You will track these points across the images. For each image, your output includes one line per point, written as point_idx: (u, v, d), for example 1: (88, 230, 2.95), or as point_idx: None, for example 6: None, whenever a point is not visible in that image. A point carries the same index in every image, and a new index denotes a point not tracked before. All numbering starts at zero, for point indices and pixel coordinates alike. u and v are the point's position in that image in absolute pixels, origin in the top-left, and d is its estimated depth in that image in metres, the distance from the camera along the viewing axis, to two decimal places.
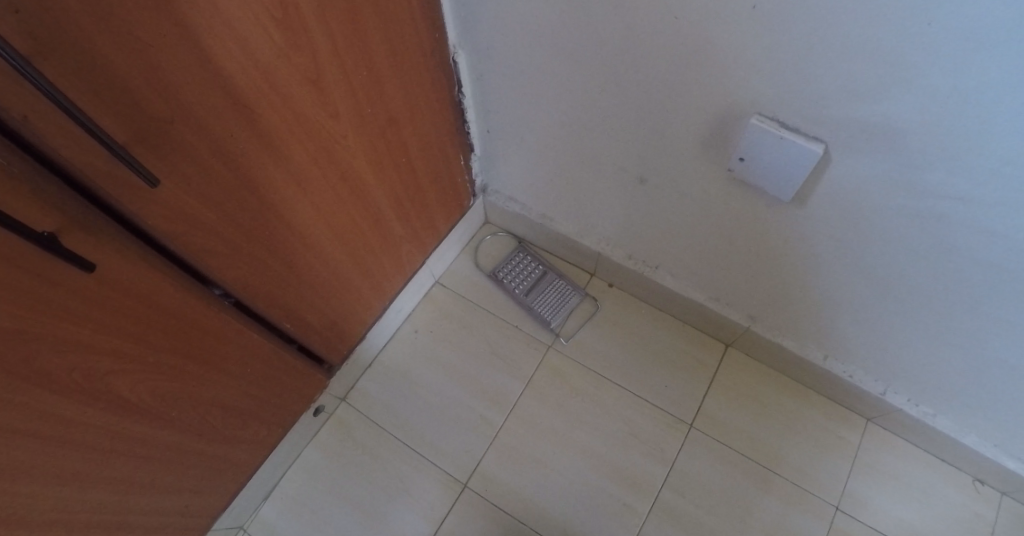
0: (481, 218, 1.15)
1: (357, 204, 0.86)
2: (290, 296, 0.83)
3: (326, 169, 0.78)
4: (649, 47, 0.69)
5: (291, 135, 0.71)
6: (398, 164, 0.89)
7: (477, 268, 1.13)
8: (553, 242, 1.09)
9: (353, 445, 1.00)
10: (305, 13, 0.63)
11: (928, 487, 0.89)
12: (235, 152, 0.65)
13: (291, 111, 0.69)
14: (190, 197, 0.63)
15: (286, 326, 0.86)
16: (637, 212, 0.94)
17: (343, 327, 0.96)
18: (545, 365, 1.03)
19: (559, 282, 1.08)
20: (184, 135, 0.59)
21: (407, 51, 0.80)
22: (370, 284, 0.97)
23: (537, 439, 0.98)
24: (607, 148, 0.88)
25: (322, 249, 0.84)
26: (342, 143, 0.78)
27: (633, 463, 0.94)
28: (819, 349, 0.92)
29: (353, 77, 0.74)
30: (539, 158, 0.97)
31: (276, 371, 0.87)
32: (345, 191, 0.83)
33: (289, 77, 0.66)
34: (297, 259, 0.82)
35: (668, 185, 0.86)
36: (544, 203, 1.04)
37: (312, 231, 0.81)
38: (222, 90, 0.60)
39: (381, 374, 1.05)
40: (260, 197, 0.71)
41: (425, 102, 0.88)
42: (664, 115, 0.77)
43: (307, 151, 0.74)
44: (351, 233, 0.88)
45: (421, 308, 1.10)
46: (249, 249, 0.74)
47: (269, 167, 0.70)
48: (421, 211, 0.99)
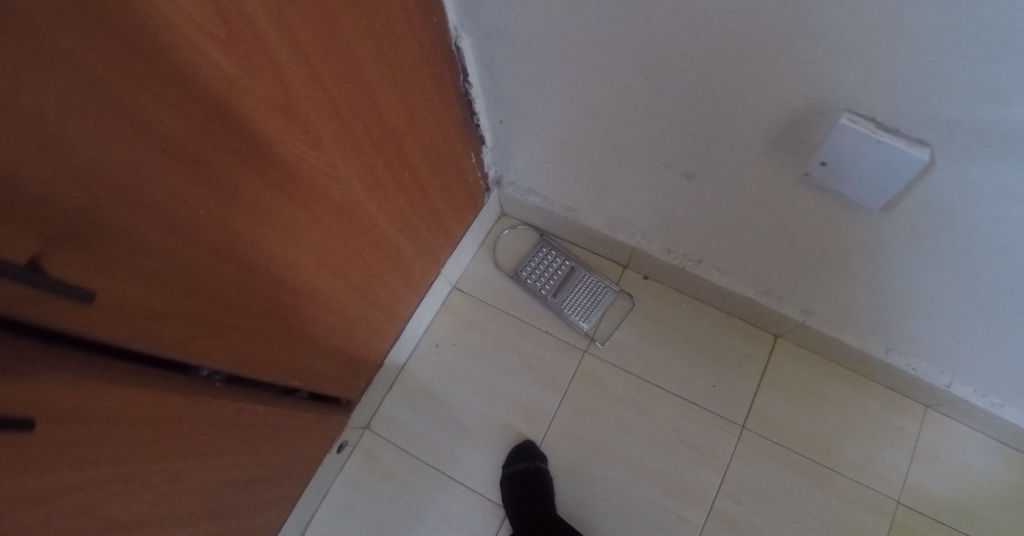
0: (497, 211, 1.02)
1: (359, 237, 0.73)
2: (298, 352, 0.73)
3: (318, 209, 0.64)
4: (710, 33, 0.54)
5: (276, 187, 0.57)
6: (403, 182, 0.75)
7: (498, 269, 1.02)
8: (580, 235, 0.98)
9: (385, 476, 0.95)
10: (263, 35, 0.47)
11: (988, 473, 0.84)
12: (209, 226, 0.52)
13: (271, 160, 0.55)
14: (162, 290, 0.51)
15: (292, 381, 0.75)
16: (681, 206, 0.82)
17: (358, 362, 0.86)
18: (581, 373, 0.96)
19: (589, 279, 0.99)
20: (142, 226, 0.46)
21: (398, 48, 0.63)
22: (382, 312, 0.86)
23: (581, 454, 0.92)
24: (647, 143, 0.74)
25: (328, 295, 0.73)
26: (332, 174, 0.63)
27: (682, 473, 0.89)
28: (881, 343, 0.84)
29: (337, 98, 0.59)
30: (565, 150, 0.83)
31: (288, 429, 0.77)
32: (344, 227, 0.70)
33: (258, 120, 0.51)
34: (296, 313, 0.70)
35: (721, 182, 0.74)
36: (569, 196, 0.92)
37: (311, 279, 0.69)
38: (180, 160, 0.46)
39: (405, 396, 0.99)
40: (248, 263, 0.59)
41: (425, 104, 0.72)
42: (718, 108, 0.63)
43: (297, 200, 0.61)
44: (359, 270, 0.76)
45: (440, 318, 1.01)
46: (234, 320, 0.62)
47: (254, 229, 0.57)
48: (429, 222, 0.85)
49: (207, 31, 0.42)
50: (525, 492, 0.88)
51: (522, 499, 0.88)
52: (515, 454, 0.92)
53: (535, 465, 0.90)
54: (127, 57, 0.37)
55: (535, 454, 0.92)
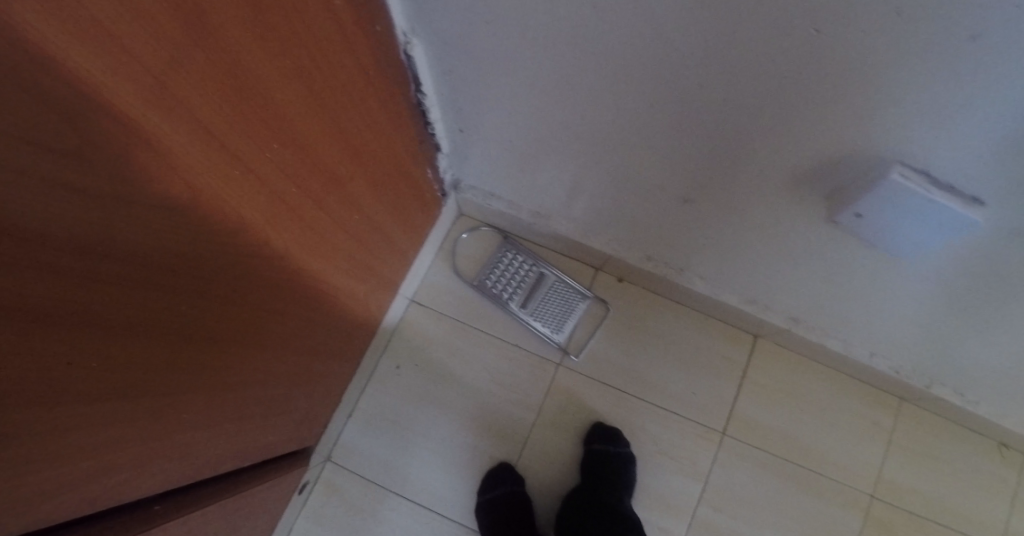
0: (453, 213, 0.91)
1: (318, 302, 0.59)
2: (264, 430, 0.61)
3: (282, 280, 0.50)
4: (757, 62, 0.43)
5: (231, 296, 0.43)
6: (357, 228, 0.61)
7: (459, 277, 0.92)
8: (549, 239, 0.89)
9: (350, 512, 0.85)
10: (190, 140, 0.32)
11: (952, 460, 0.89)
12: (153, 373, 0.38)
13: (222, 272, 0.40)
14: (104, 463, 0.38)
15: (257, 455, 0.62)
16: (673, 220, 0.72)
17: (314, 416, 0.74)
18: (557, 388, 0.89)
19: (560, 286, 0.91)
20: (70, 401, 0.32)
21: (347, 88, 0.47)
22: (340, 360, 0.74)
23: (564, 473, 0.87)
24: (645, 162, 0.63)
25: (294, 361, 0.60)
26: (292, 246, 0.49)
27: (668, 485, 0.87)
28: (865, 348, 0.82)
29: (289, 176, 0.44)
30: (540, 162, 0.71)
31: (255, 504, 0.65)
32: (304, 298, 0.56)
33: (200, 238, 0.36)
34: (264, 393, 0.56)
35: (723, 206, 0.65)
36: (538, 202, 0.81)
37: (277, 357, 0.55)
38: (97, 322, 0.31)
39: (367, 424, 0.87)
40: (209, 388, 0.46)
41: (382, 128, 0.57)
42: (742, 131, 0.52)
43: (253, 303, 0.46)
44: (316, 335, 0.63)
45: (399, 336, 0.90)
46: (206, 425, 0.48)
47: (210, 352, 0.43)
48: (384, 248, 0.71)
49: (106, 157, 0.27)
50: (504, 518, 0.82)
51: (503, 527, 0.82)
52: (491, 478, 0.85)
53: (514, 489, 0.84)
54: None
55: (513, 477, 0.85)
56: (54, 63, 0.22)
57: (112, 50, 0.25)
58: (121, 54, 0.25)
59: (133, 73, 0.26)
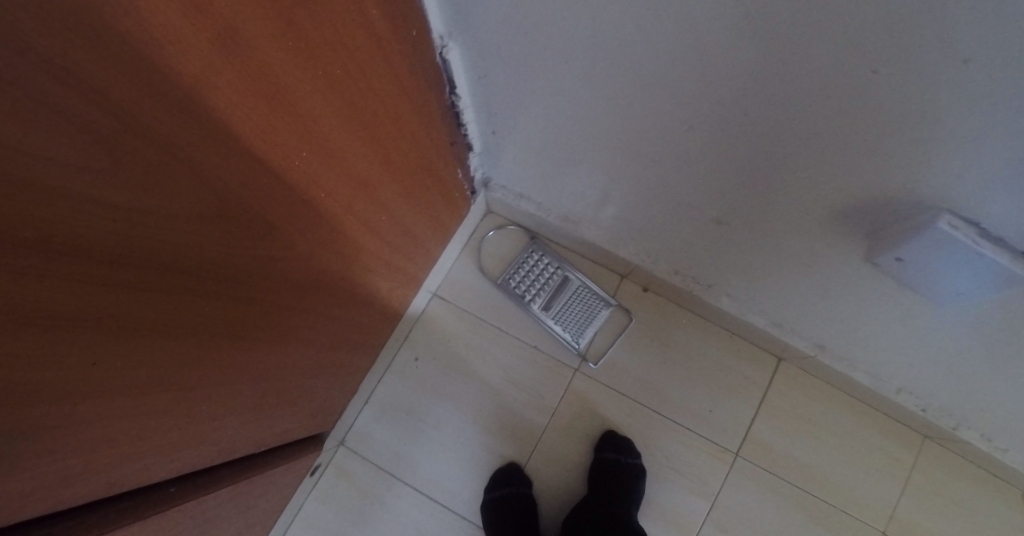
0: (482, 210, 0.91)
1: (342, 298, 0.60)
2: (284, 418, 0.63)
3: (310, 278, 0.51)
4: (802, 96, 0.41)
5: (255, 297, 0.43)
6: (384, 229, 0.62)
7: (483, 275, 0.92)
8: (576, 243, 0.88)
9: (359, 496, 0.88)
10: (222, 155, 0.32)
11: (973, 506, 0.86)
12: (179, 370, 0.39)
13: (246, 275, 0.41)
14: (127, 451, 0.39)
15: (274, 440, 0.64)
16: (703, 239, 0.71)
17: (331, 404, 0.76)
18: (572, 393, 0.89)
19: (583, 291, 0.90)
20: (124, 381, 0.34)
21: (380, 95, 0.47)
22: (360, 352, 0.75)
23: (571, 478, 0.87)
24: (679, 180, 0.62)
25: (316, 354, 0.62)
26: (319, 247, 0.49)
27: (676, 502, 0.86)
28: (890, 383, 0.79)
29: (321, 181, 0.45)
30: (572, 169, 0.71)
31: (270, 484, 0.67)
32: (330, 295, 0.57)
33: (226, 245, 0.37)
34: (287, 383, 0.58)
35: (757, 232, 0.63)
36: (567, 207, 0.80)
37: (300, 350, 0.57)
38: (122, 324, 0.32)
39: (382, 412, 0.89)
40: (231, 382, 0.47)
41: (415, 133, 0.57)
42: (782, 161, 0.50)
43: (276, 303, 0.47)
44: (338, 331, 0.64)
45: (419, 328, 0.92)
46: (237, 409, 0.50)
47: (232, 349, 0.44)
48: (409, 245, 0.72)
49: (138, 175, 0.27)
50: (509, 519, 0.83)
51: (507, 526, 0.83)
52: (499, 477, 0.86)
53: (520, 491, 0.85)
54: (7, 254, 0.22)
55: (521, 479, 0.86)
56: (114, 83, 0.23)
57: (172, 70, 0.26)
58: (158, 77, 0.26)
59: (169, 95, 0.27)
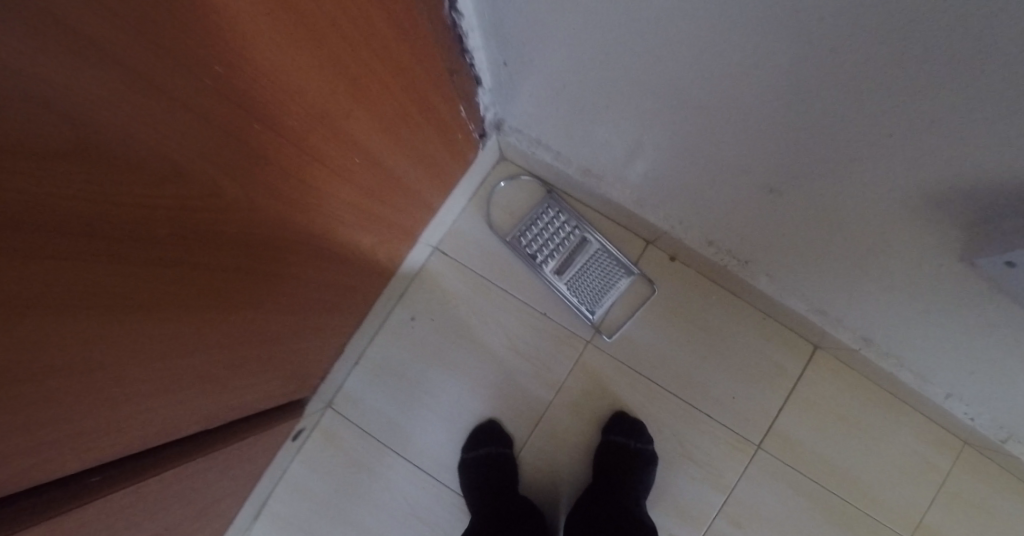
0: (494, 156, 0.81)
1: (314, 255, 0.52)
2: (255, 389, 0.57)
3: (272, 238, 0.43)
4: (909, 42, 0.30)
5: (222, 266, 0.39)
6: (363, 178, 0.53)
7: (491, 231, 0.83)
8: (597, 201, 0.78)
9: (348, 461, 0.84)
10: (160, 114, 0.26)
11: (1013, 521, 0.79)
12: (134, 345, 0.35)
13: (208, 245, 0.36)
14: (60, 430, 0.34)
15: (243, 411, 0.58)
16: (744, 213, 0.60)
17: (312, 365, 0.70)
18: (580, 367, 0.81)
19: (602, 256, 0.80)
20: (42, 360, 0.29)
21: (356, 11, 0.37)
22: (342, 312, 0.68)
23: (573, 459, 0.81)
24: (724, 142, 0.51)
25: (289, 323, 0.55)
26: (279, 201, 0.41)
27: (686, 492, 0.80)
28: (941, 388, 0.71)
29: (280, 125, 0.36)
30: (596, 117, 0.60)
31: (241, 452, 0.62)
32: (299, 252, 0.49)
33: (177, 213, 0.31)
34: (257, 354, 0.52)
35: (814, 208, 0.52)
36: (589, 159, 0.69)
37: (267, 318, 0.50)
38: (19, 308, 0.25)
39: (373, 374, 0.84)
40: (203, 354, 0.43)
41: (404, 63, 0.47)
42: (858, 127, 0.39)
43: (247, 271, 0.42)
44: (311, 293, 0.57)
45: (417, 285, 0.84)
46: (197, 382, 0.45)
47: (200, 322, 0.40)
48: (400, 196, 0.63)
49: (34, 144, 0.21)
50: (488, 484, 0.78)
51: (488, 494, 0.78)
52: (476, 437, 0.80)
53: (499, 451, 0.79)
54: None
55: (500, 439, 0.80)
56: None
57: None
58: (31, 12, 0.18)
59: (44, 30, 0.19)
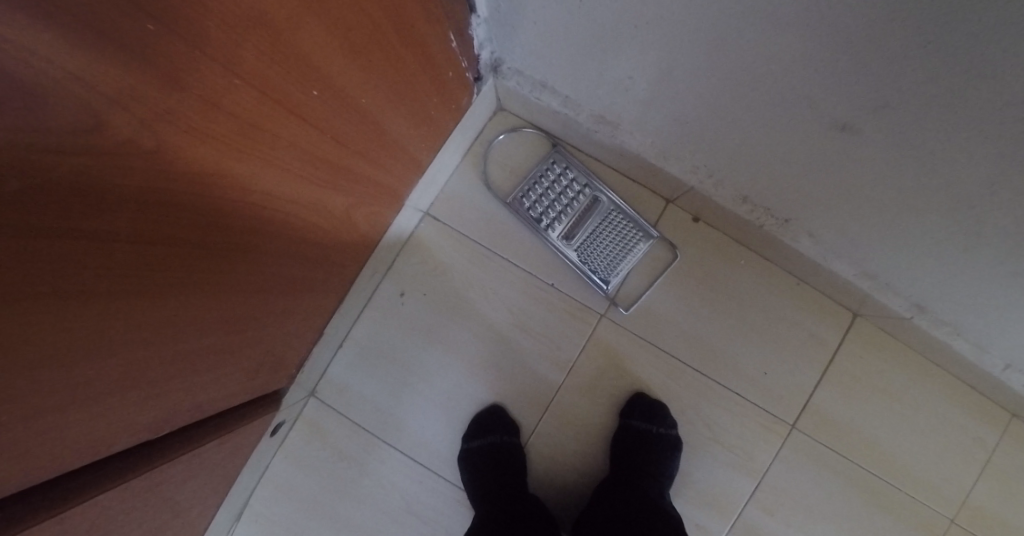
0: (491, 105, 0.70)
1: (270, 219, 0.42)
2: (209, 383, 0.48)
3: (198, 196, 0.33)
4: None
5: (161, 233, 0.32)
6: (328, 123, 0.42)
7: (489, 191, 0.73)
8: (609, 154, 0.68)
9: (338, 454, 0.76)
10: (34, 17, 0.19)
11: None
12: (61, 336, 0.29)
13: (136, 204, 0.29)
14: None
15: (198, 409, 0.50)
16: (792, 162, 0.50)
17: (286, 351, 0.61)
18: (592, 343, 0.73)
19: (615, 218, 0.71)
20: None
21: None
22: (318, 290, 0.58)
23: (587, 446, 0.73)
24: (779, 71, 0.41)
25: (244, 306, 0.46)
26: (200, 143, 0.31)
27: (711, 478, 0.72)
28: (1000, 358, 0.63)
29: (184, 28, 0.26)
30: (613, 49, 0.49)
31: (199, 456, 0.54)
32: (245, 215, 0.39)
33: (87, 161, 0.24)
34: (202, 345, 0.43)
35: (898, 142, 0.42)
36: (603, 103, 0.58)
37: (211, 301, 0.41)
38: None
39: (361, 358, 0.75)
40: (148, 340, 0.36)
41: None
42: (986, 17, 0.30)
43: (196, 240, 0.35)
44: (275, 269, 0.47)
45: (406, 257, 0.74)
46: (117, 383, 0.36)
47: (142, 301, 0.34)
48: (380, 149, 0.53)
49: None
50: (493, 476, 0.70)
51: (493, 487, 0.70)
52: (477, 425, 0.72)
53: (504, 440, 0.71)
54: None
55: (505, 426, 0.72)
56: None
57: None
58: None
59: None
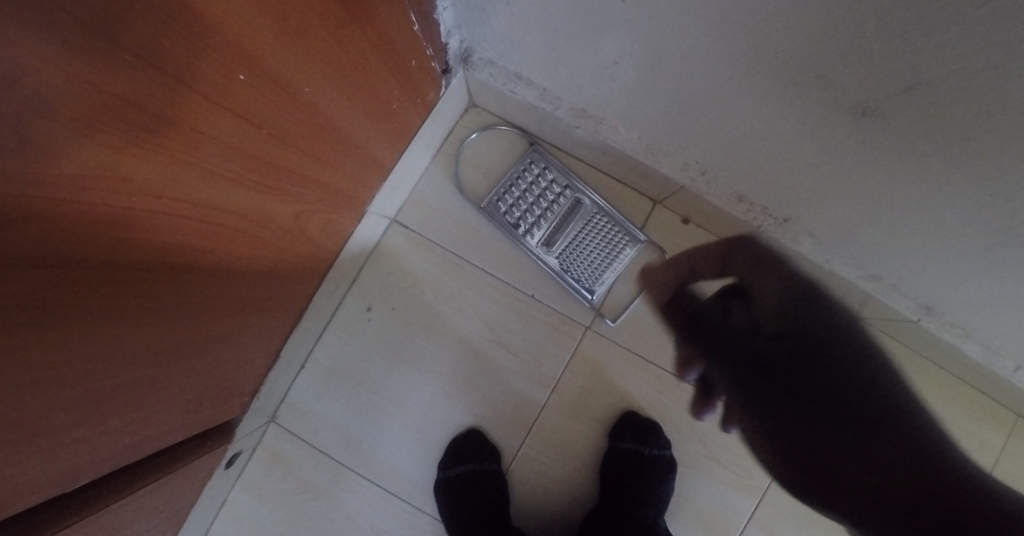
0: (462, 100, 0.64)
1: (202, 232, 0.36)
2: (141, 422, 0.42)
3: (103, 206, 0.27)
4: None
5: (56, 251, 0.25)
6: (265, 116, 0.36)
7: (462, 195, 0.67)
8: (591, 151, 0.62)
9: (302, 486, 0.69)
10: None
11: None
12: None
13: (14, 214, 0.22)
14: None
15: (128, 453, 0.43)
16: (791, 160, 0.45)
17: (234, 380, 0.54)
18: (577, 357, 0.67)
19: (599, 221, 0.65)
20: None
21: None
22: (269, 310, 0.52)
23: (574, 469, 0.67)
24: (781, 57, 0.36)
25: (179, 333, 0.40)
26: (97, 137, 0.24)
27: (709, 497, 0.67)
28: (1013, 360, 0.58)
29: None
30: (591, 37, 0.44)
31: (135, 505, 0.47)
32: (169, 227, 0.33)
33: None
34: (129, 381, 0.37)
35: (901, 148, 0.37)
36: (584, 95, 0.53)
37: (136, 330, 0.35)
38: None
39: (324, 380, 0.69)
40: (55, 382, 0.30)
41: None
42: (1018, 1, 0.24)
43: (81, 255, 0.27)
44: (212, 289, 0.41)
45: (372, 269, 0.68)
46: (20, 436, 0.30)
47: (8, 339, 0.25)
48: (334, 149, 0.46)
49: None
50: (473, 507, 0.65)
51: (475, 522, 0.65)
52: (454, 451, 0.66)
53: (485, 468, 0.66)
54: None
55: (485, 452, 0.66)
56: None
57: None
58: None
59: None
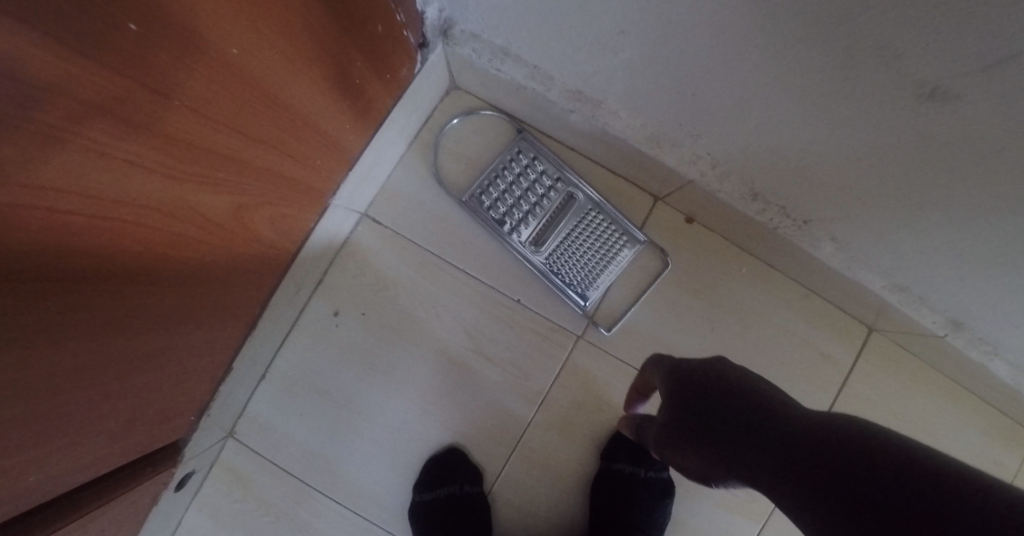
0: (441, 80, 0.57)
1: (122, 232, 0.28)
2: (59, 458, 0.34)
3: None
4: None
5: None
6: (194, 90, 0.28)
7: (442, 188, 0.59)
8: (587, 140, 0.55)
9: (262, 509, 0.62)
10: None
11: None
12: None
13: None
14: None
15: (48, 492, 0.35)
16: (823, 152, 0.39)
17: (177, 399, 0.46)
18: (568, 369, 0.60)
19: (594, 218, 0.59)
20: None
21: None
22: (214, 318, 0.44)
23: (564, 491, 0.61)
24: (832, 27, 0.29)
25: (103, 354, 0.32)
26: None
27: (710, 523, 0.61)
28: None
29: None
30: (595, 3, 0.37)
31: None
32: (77, 228, 0.25)
33: None
34: (38, 414, 0.29)
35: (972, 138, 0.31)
36: (583, 74, 0.46)
37: (41, 354, 0.27)
38: None
39: (286, 393, 0.61)
40: None
41: None
42: None
43: None
44: (142, 301, 0.33)
45: (340, 268, 0.61)
46: None
47: None
48: (286, 131, 0.39)
49: None
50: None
51: None
52: (431, 473, 0.59)
53: (464, 491, 0.59)
54: None
55: (465, 474, 0.60)
56: None
57: None
58: None
59: None
